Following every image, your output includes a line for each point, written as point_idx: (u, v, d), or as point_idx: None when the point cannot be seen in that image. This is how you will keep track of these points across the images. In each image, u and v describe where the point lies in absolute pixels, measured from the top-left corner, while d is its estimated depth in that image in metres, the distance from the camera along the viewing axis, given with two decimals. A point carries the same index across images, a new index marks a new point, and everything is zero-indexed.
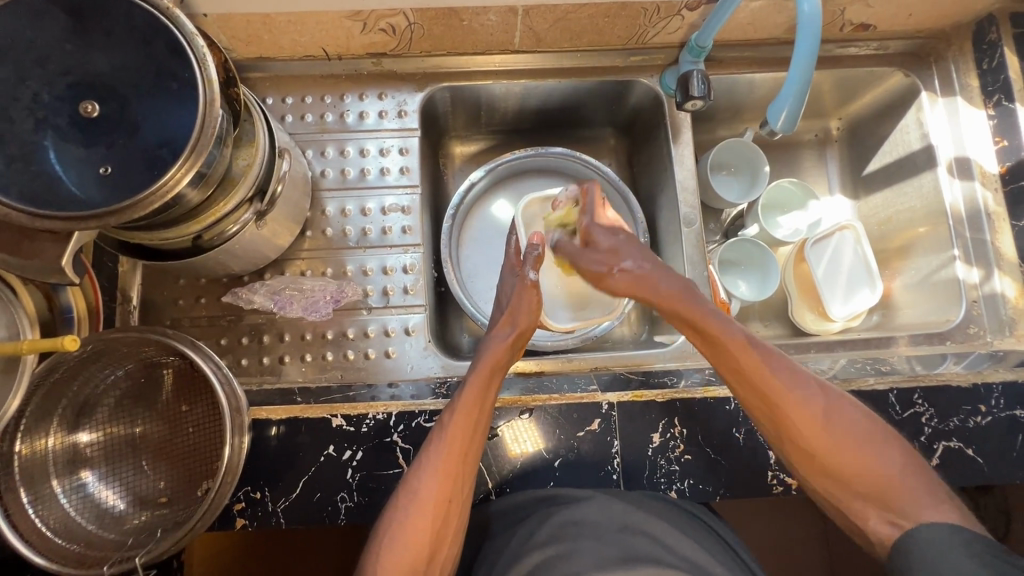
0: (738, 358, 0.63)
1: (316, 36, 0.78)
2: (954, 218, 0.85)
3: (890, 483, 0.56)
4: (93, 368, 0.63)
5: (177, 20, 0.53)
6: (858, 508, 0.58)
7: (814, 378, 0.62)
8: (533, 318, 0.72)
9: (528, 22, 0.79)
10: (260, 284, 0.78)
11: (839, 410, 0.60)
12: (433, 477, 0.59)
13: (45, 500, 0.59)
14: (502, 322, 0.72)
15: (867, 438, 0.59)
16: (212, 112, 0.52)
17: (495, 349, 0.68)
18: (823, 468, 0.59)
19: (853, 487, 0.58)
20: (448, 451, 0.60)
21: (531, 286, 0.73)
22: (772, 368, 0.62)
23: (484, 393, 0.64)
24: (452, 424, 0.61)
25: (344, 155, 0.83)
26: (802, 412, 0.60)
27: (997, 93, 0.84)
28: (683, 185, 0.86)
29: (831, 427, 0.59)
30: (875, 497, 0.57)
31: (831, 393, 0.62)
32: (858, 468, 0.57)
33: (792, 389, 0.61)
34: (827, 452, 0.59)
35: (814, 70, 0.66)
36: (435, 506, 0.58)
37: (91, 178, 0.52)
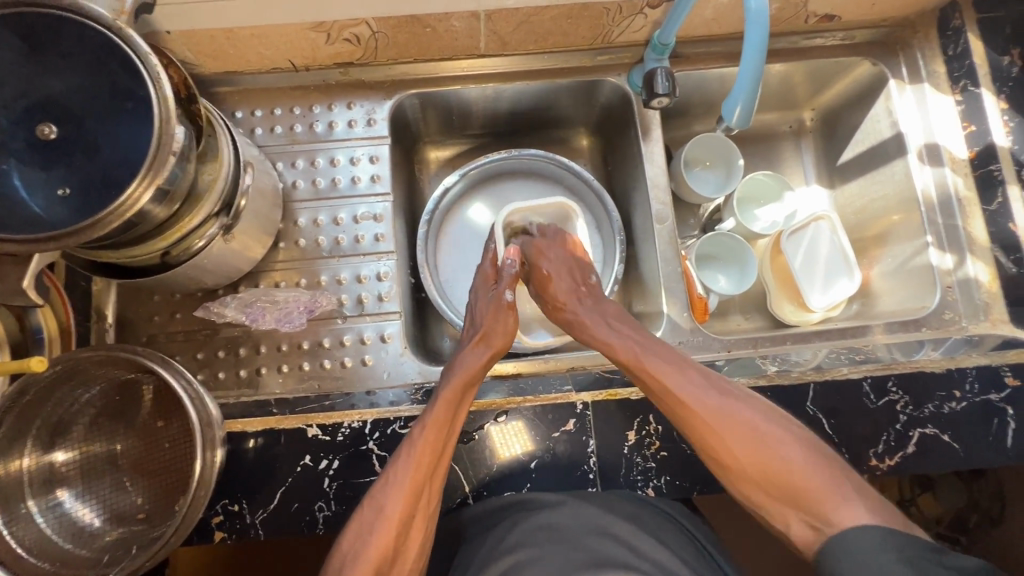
0: (640, 368, 0.66)
1: (282, 49, 0.78)
2: (925, 205, 0.85)
3: (798, 481, 0.58)
4: (66, 388, 0.63)
5: (129, 39, 0.52)
6: (778, 512, 0.60)
7: (712, 378, 0.65)
8: (508, 339, 0.72)
9: (492, 26, 0.79)
10: (233, 297, 0.78)
11: (735, 408, 0.63)
12: (400, 493, 0.59)
13: (20, 519, 0.59)
14: (476, 341, 0.71)
15: (766, 434, 0.61)
16: (169, 128, 0.52)
17: (470, 366, 0.68)
18: (733, 470, 0.61)
19: (766, 489, 0.60)
20: (416, 467, 0.61)
21: (508, 308, 0.73)
22: (673, 375, 0.64)
23: (455, 411, 0.65)
24: (421, 438, 0.62)
25: (315, 165, 0.83)
26: (703, 416, 0.62)
27: (963, 79, 0.85)
28: (654, 182, 0.86)
29: (732, 428, 0.61)
30: (787, 498, 0.58)
31: (729, 392, 0.64)
32: (764, 468, 0.59)
33: (689, 392, 0.63)
34: (733, 455, 0.61)
35: (764, 64, 0.67)
36: (400, 522, 0.58)
37: (53, 201, 0.53)
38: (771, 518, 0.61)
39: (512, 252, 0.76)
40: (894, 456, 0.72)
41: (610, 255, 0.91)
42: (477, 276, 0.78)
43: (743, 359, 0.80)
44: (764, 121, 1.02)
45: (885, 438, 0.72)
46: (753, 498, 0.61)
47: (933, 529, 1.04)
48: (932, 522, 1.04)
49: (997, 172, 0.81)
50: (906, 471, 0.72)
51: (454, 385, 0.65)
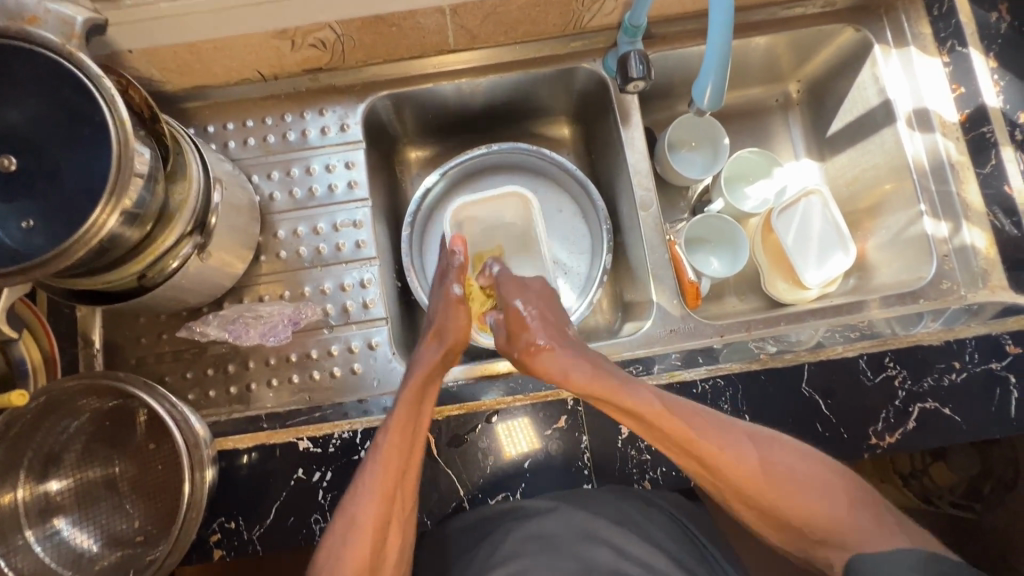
0: (670, 432, 0.60)
1: (248, 59, 0.77)
2: (917, 172, 0.82)
3: (844, 529, 0.58)
4: (53, 418, 0.63)
5: (81, 64, 0.51)
6: (820, 556, 0.60)
7: (742, 430, 0.62)
8: (466, 336, 0.68)
9: (459, 21, 0.77)
10: (215, 314, 0.78)
11: (772, 459, 0.60)
12: (372, 500, 0.59)
13: (19, 550, 0.60)
14: (430, 337, 0.69)
15: (809, 482, 0.60)
16: (128, 153, 0.51)
17: (427, 364, 0.66)
18: (773, 519, 0.61)
19: (809, 534, 0.60)
20: (384, 471, 0.60)
21: (459, 302, 0.69)
22: (709, 439, 0.60)
23: (417, 410, 0.64)
24: (386, 444, 0.61)
25: (291, 175, 0.82)
26: (746, 475, 0.59)
27: (949, 39, 0.84)
28: (636, 169, 0.85)
29: (774, 485, 0.59)
30: (833, 544, 0.59)
31: (761, 442, 0.61)
32: (811, 520, 0.59)
33: (726, 451, 0.60)
34: (777, 506, 0.60)
35: (730, 39, 0.68)
36: (375, 527, 0.58)
37: (19, 233, 0.52)
38: (810, 558, 0.62)
39: (455, 240, 0.71)
40: (894, 433, 0.71)
41: (598, 245, 0.90)
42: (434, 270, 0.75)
43: (736, 344, 0.78)
44: (749, 97, 1.00)
45: (884, 415, 0.71)
46: (795, 543, 0.62)
47: (946, 497, 1.02)
48: (946, 491, 1.01)
49: (989, 134, 0.80)
50: (907, 447, 0.70)
51: (413, 385, 0.64)
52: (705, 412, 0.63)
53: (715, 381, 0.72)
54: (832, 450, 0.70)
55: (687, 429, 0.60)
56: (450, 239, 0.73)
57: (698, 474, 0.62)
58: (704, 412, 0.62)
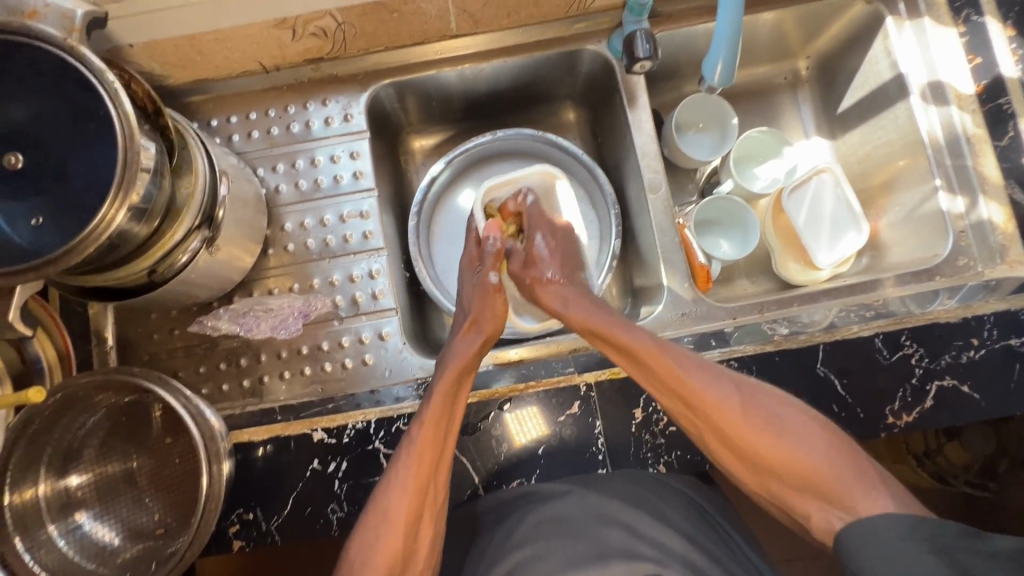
0: (652, 366, 0.61)
1: (249, 51, 0.77)
2: (932, 147, 0.80)
3: (823, 476, 0.57)
4: (71, 415, 0.64)
5: (83, 57, 0.51)
6: (794, 502, 0.60)
7: (726, 374, 0.62)
8: (498, 323, 0.70)
9: (461, 5, 0.76)
10: (226, 309, 0.78)
11: (757, 405, 0.60)
12: (404, 496, 0.59)
13: (42, 545, 0.61)
14: (466, 328, 0.70)
15: (792, 429, 0.59)
16: (134, 146, 0.51)
17: (463, 355, 0.66)
18: (760, 470, 0.60)
19: (788, 483, 0.59)
20: (418, 464, 0.60)
21: (495, 289, 0.70)
22: (689, 377, 0.60)
23: (450, 403, 0.64)
24: (421, 437, 0.61)
25: (296, 167, 0.82)
26: (724, 416, 0.59)
27: (964, 8, 0.82)
28: (644, 151, 0.83)
29: (755, 427, 0.59)
30: (808, 490, 0.58)
31: (746, 388, 0.62)
32: (788, 466, 0.58)
33: (708, 390, 0.60)
34: (759, 454, 0.59)
35: (741, 17, 0.69)
36: (407, 520, 0.59)
37: (28, 230, 0.52)
38: (786, 507, 0.61)
39: (490, 227, 0.74)
40: (912, 412, 0.70)
41: (606, 230, 0.89)
42: (461, 261, 0.76)
43: (749, 326, 0.77)
44: (757, 76, 0.98)
45: (901, 394, 0.70)
46: (770, 490, 0.61)
47: (962, 477, 1.00)
48: (962, 470, 1.00)
49: (1006, 105, 0.79)
50: (925, 426, 0.70)
51: (449, 377, 0.64)
52: (689, 353, 0.63)
53: (728, 364, 0.72)
54: (848, 430, 0.69)
55: (668, 365, 0.61)
56: (484, 227, 0.75)
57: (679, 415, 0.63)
58: (689, 354, 0.63)
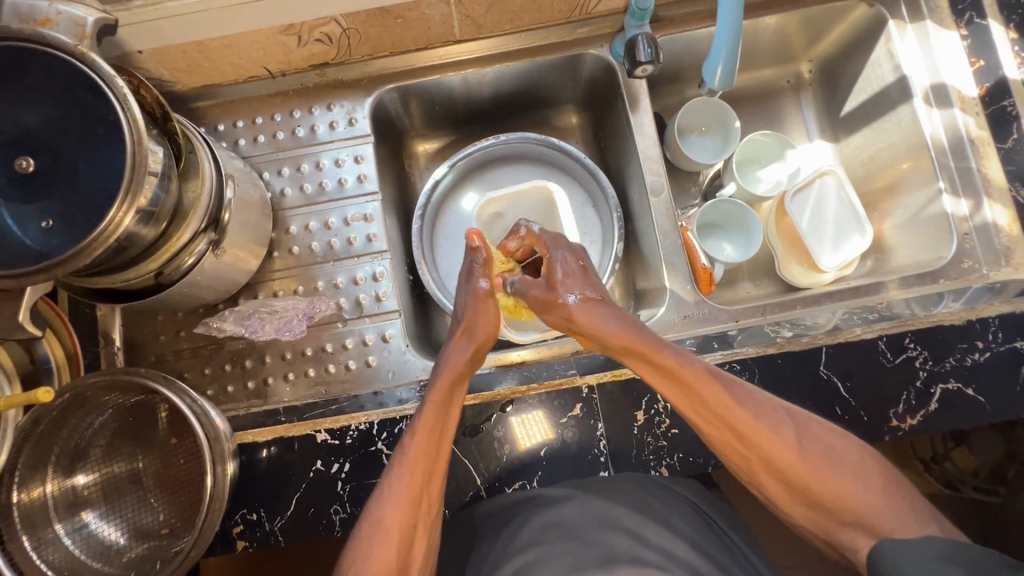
0: (703, 394, 0.59)
1: (256, 56, 0.78)
2: (936, 149, 0.80)
3: (873, 511, 0.57)
4: (77, 415, 0.65)
5: (93, 64, 0.51)
6: (843, 536, 0.59)
7: (781, 406, 0.61)
8: (493, 329, 0.70)
9: (464, 10, 0.77)
10: (231, 311, 0.79)
11: (811, 437, 0.59)
12: (398, 503, 0.59)
13: (49, 543, 0.62)
14: (458, 336, 0.70)
15: (845, 462, 0.58)
16: (143, 150, 0.52)
17: (455, 363, 0.66)
18: (811, 503, 0.59)
19: (839, 518, 0.58)
20: (410, 472, 0.60)
21: (487, 296, 0.70)
22: (741, 407, 0.59)
23: (445, 411, 0.64)
24: (414, 443, 0.61)
25: (301, 171, 0.83)
26: (775, 450, 0.58)
27: (967, 11, 0.82)
28: (646, 154, 0.84)
29: (812, 461, 0.58)
30: (862, 527, 0.57)
31: (801, 421, 0.60)
32: (845, 503, 0.57)
33: (760, 420, 0.59)
34: (812, 488, 0.58)
35: (740, 19, 0.70)
36: (401, 530, 0.58)
37: (39, 233, 0.53)
38: (830, 537, 0.60)
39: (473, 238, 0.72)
40: (916, 415, 0.69)
41: (609, 233, 0.89)
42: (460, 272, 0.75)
43: (752, 328, 0.77)
44: (760, 79, 0.98)
45: (906, 397, 0.70)
46: (816, 523, 0.60)
47: (970, 482, 0.98)
48: (970, 475, 0.98)
49: (1010, 107, 0.79)
50: (930, 429, 0.69)
51: (442, 385, 0.65)
52: (740, 383, 0.62)
53: (730, 366, 0.72)
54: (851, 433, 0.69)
55: (719, 390, 0.59)
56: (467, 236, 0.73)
57: (721, 445, 0.61)
58: (741, 384, 0.61)
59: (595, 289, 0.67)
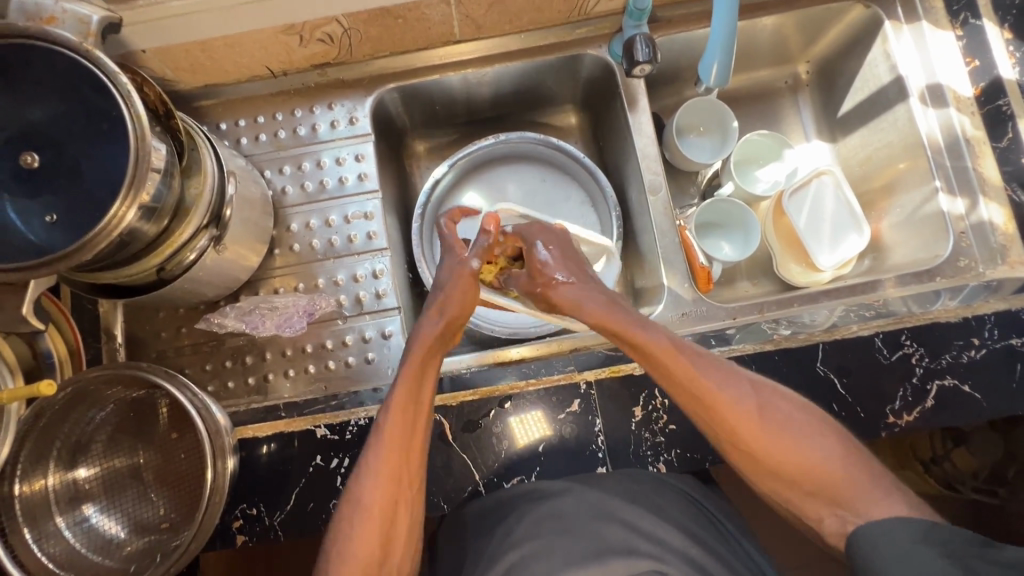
0: (670, 367, 0.60)
1: (258, 56, 0.79)
2: (932, 148, 0.81)
3: (834, 479, 0.57)
4: (79, 409, 0.65)
5: (98, 61, 0.52)
6: (807, 507, 0.59)
7: (744, 377, 0.61)
8: (467, 308, 0.66)
9: (463, 10, 0.78)
10: (232, 307, 0.79)
11: (771, 406, 0.60)
12: (377, 482, 0.59)
13: (50, 536, 0.63)
14: (432, 307, 0.66)
15: (806, 431, 0.59)
16: (145, 146, 0.52)
17: (422, 341, 0.63)
18: (774, 473, 0.59)
19: (802, 487, 0.58)
20: (387, 455, 0.60)
21: (468, 273, 0.65)
22: (707, 376, 0.60)
23: (417, 385, 0.62)
24: (388, 424, 0.60)
25: (302, 169, 0.84)
26: (739, 419, 0.59)
27: (962, 12, 0.83)
28: (644, 153, 0.84)
29: (770, 430, 0.58)
30: (823, 496, 0.58)
31: (762, 391, 0.61)
32: (804, 470, 0.58)
33: (723, 390, 0.59)
34: (776, 458, 0.58)
35: (736, 17, 0.70)
36: (382, 506, 0.59)
37: (43, 228, 0.54)
38: (792, 506, 0.60)
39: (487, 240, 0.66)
40: (913, 412, 0.70)
41: (608, 232, 0.90)
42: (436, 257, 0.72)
43: (749, 326, 0.78)
44: (757, 80, 0.99)
45: (902, 394, 0.70)
46: (778, 492, 0.60)
47: (969, 483, 0.98)
48: (969, 476, 0.97)
49: (1005, 107, 0.79)
50: (926, 426, 0.70)
51: (414, 359, 0.62)
52: (706, 354, 0.62)
53: (728, 363, 0.72)
54: (848, 430, 0.69)
55: (685, 363, 0.59)
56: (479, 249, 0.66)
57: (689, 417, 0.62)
58: (707, 356, 0.62)
59: (574, 268, 0.66)
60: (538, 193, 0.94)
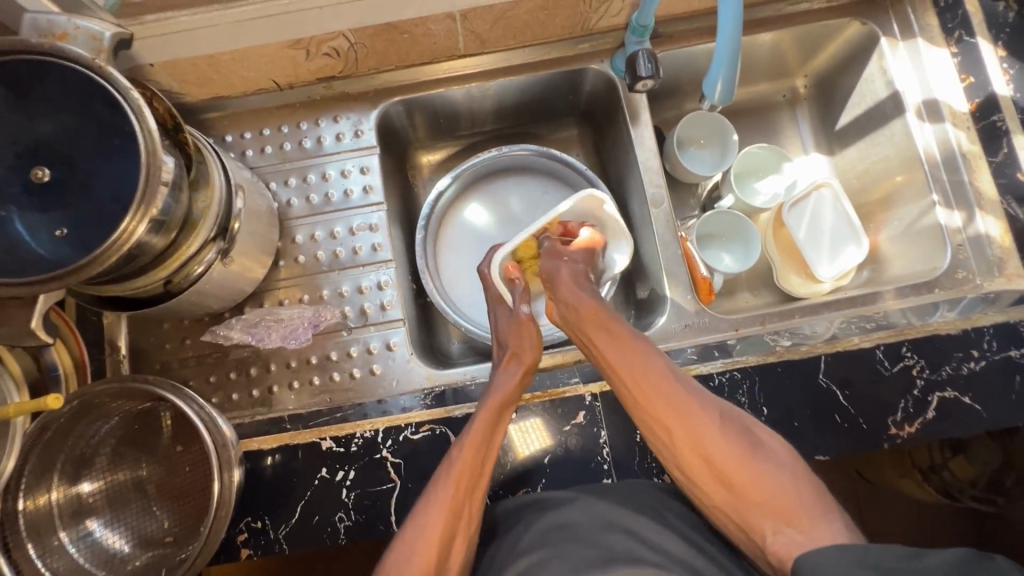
0: (643, 364, 0.62)
1: (265, 70, 0.79)
2: (929, 163, 0.82)
3: (784, 494, 0.56)
4: (84, 423, 0.65)
5: (110, 77, 0.53)
6: (754, 521, 0.57)
7: (711, 393, 0.63)
8: (537, 350, 0.71)
9: (468, 26, 0.79)
10: (237, 319, 0.79)
11: (734, 418, 0.61)
12: (440, 515, 0.58)
13: (53, 551, 0.62)
14: (507, 358, 0.70)
15: (762, 447, 0.59)
16: (156, 161, 0.53)
17: (505, 387, 0.67)
18: (726, 483, 0.58)
19: (751, 500, 0.57)
20: (456, 487, 0.60)
21: (527, 318, 0.73)
22: (675, 383, 0.61)
23: (492, 433, 0.64)
24: (460, 458, 0.61)
25: (307, 182, 0.84)
26: (704, 427, 0.59)
27: (957, 30, 0.85)
28: (647, 166, 0.85)
29: (729, 437, 0.59)
30: (771, 511, 0.56)
31: (727, 407, 0.62)
32: (756, 482, 0.57)
33: (692, 395, 0.61)
34: (731, 465, 0.58)
35: (740, 35, 0.71)
36: (440, 540, 0.57)
37: (53, 241, 0.54)
38: (742, 523, 0.58)
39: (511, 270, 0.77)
40: (914, 423, 0.70)
41: None
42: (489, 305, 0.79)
43: (752, 338, 0.78)
44: (756, 94, 1.00)
45: (904, 405, 0.71)
46: (730, 508, 0.58)
47: (968, 491, 0.96)
48: (968, 485, 0.96)
49: (1000, 122, 0.81)
50: (928, 437, 0.70)
51: (491, 403, 0.65)
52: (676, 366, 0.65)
53: (731, 375, 0.73)
54: (850, 441, 0.70)
55: (660, 364, 0.62)
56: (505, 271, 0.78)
57: (652, 422, 0.61)
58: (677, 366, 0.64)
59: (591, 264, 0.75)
60: (541, 204, 0.95)
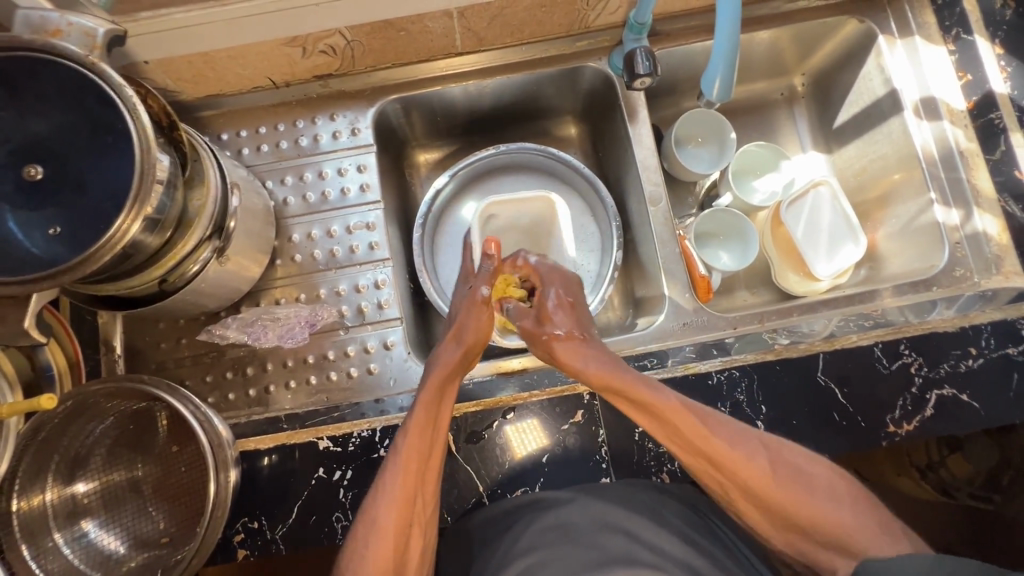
0: (684, 429, 0.60)
1: (261, 67, 0.79)
2: (927, 161, 0.82)
3: (845, 528, 0.58)
4: (78, 423, 0.64)
5: (103, 73, 0.52)
6: (820, 556, 0.60)
7: (752, 435, 0.62)
8: (484, 335, 0.70)
9: (466, 24, 0.79)
10: (233, 318, 0.79)
11: (779, 459, 0.61)
12: (392, 504, 0.59)
13: (48, 552, 0.62)
14: (450, 337, 0.70)
15: (816, 483, 0.60)
16: (150, 159, 0.52)
17: (446, 364, 0.66)
18: (793, 528, 0.60)
19: (813, 537, 0.59)
20: (405, 472, 0.60)
21: (482, 301, 0.71)
22: (718, 441, 0.60)
23: (436, 413, 0.64)
24: (404, 444, 0.61)
25: (303, 180, 0.84)
26: (757, 481, 0.59)
27: (954, 27, 0.85)
28: (645, 164, 0.85)
29: (781, 485, 0.59)
30: (836, 545, 0.58)
31: (769, 446, 0.62)
32: (819, 523, 0.58)
33: (735, 449, 0.60)
34: (793, 513, 0.59)
35: (738, 32, 0.71)
36: (397, 528, 0.58)
37: (45, 240, 0.54)
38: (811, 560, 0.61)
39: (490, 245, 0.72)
40: (913, 420, 0.70)
41: (607, 242, 0.90)
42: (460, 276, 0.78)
43: (750, 335, 0.78)
44: (754, 92, 1.00)
45: (902, 403, 0.71)
46: (797, 546, 0.61)
47: (965, 487, 0.98)
48: (964, 483, 0.98)
49: (997, 120, 0.81)
50: (926, 434, 0.70)
51: (433, 384, 0.65)
52: (713, 412, 0.63)
53: (730, 373, 0.73)
54: (849, 439, 0.70)
55: (696, 425, 0.60)
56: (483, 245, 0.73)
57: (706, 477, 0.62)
58: (714, 414, 0.63)
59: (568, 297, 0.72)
60: None
